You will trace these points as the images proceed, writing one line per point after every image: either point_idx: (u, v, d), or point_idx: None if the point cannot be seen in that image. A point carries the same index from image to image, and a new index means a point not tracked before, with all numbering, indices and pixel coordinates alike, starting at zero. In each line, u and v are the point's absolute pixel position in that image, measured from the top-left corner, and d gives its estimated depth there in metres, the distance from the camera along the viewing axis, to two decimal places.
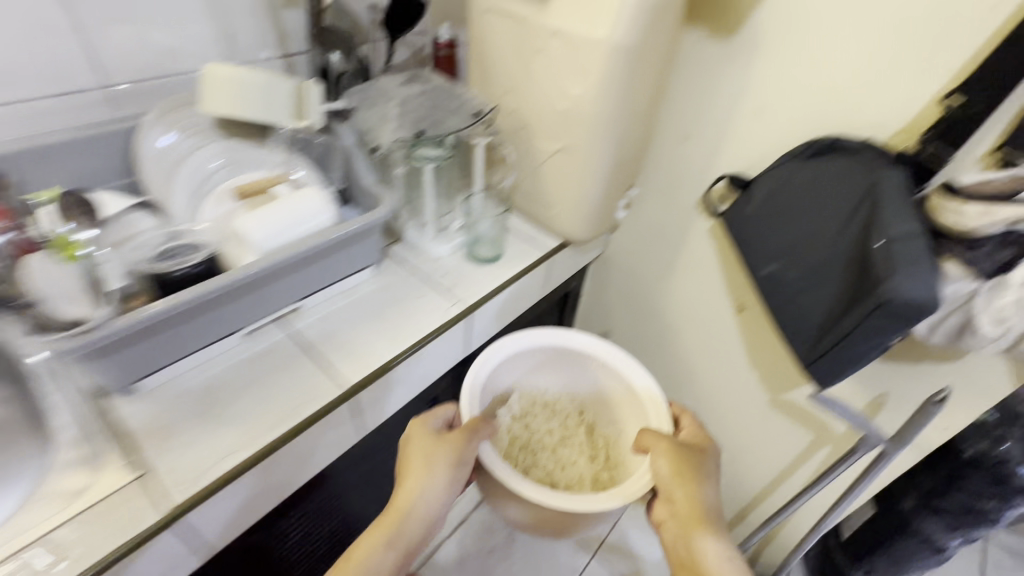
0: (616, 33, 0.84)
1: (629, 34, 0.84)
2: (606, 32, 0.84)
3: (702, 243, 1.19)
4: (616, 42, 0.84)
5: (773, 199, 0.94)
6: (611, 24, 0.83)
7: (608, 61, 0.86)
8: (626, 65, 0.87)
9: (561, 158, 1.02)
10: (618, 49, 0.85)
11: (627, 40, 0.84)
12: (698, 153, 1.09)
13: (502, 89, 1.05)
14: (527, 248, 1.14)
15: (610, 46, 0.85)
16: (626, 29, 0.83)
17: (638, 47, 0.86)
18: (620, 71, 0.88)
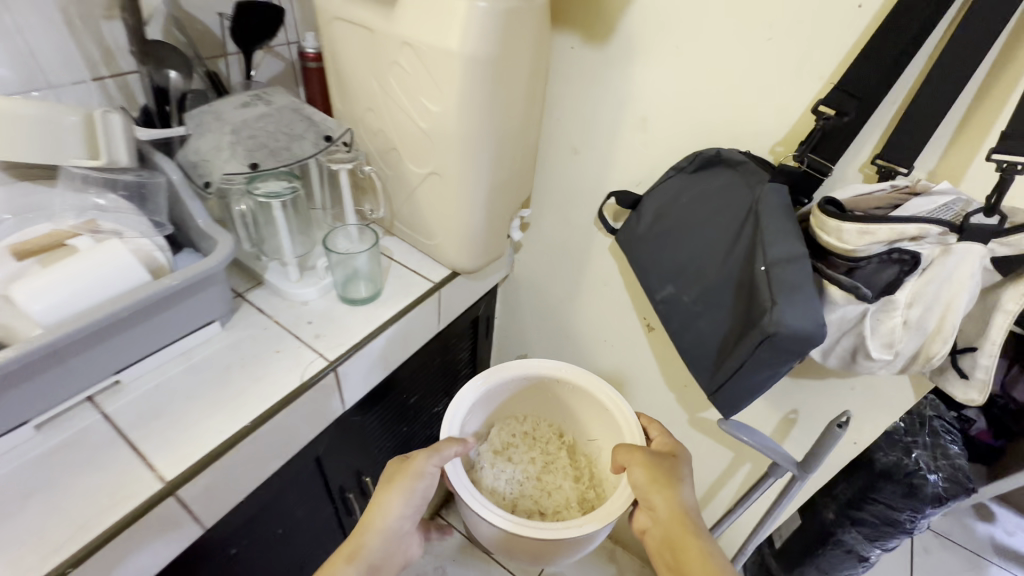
0: (468, 43, 0.73)
1: (483, 44, 0.73)
2: (457, 43, 0.73)
3: (606, 262, 1.11)
4: (470, 54, 0.74)
5: (663, 218, 0.87)
6: (462, 34, 0.72)
7: (465, 76, 0.76)
8: (486, 79, 0.77)
9: (434, 183, 0.91)
10: (473, 62, 0.74)
11: (482, 52, 0.74)
12: (589, 168, 1.01)
13: (365, 108, 0.93)
14: (413, 281, 1.02)
15: (464, 59, 0.74)
16: (480, 39, 0.73)
17: (498, 59, 0.76)
18: (481, 86, 0.77)
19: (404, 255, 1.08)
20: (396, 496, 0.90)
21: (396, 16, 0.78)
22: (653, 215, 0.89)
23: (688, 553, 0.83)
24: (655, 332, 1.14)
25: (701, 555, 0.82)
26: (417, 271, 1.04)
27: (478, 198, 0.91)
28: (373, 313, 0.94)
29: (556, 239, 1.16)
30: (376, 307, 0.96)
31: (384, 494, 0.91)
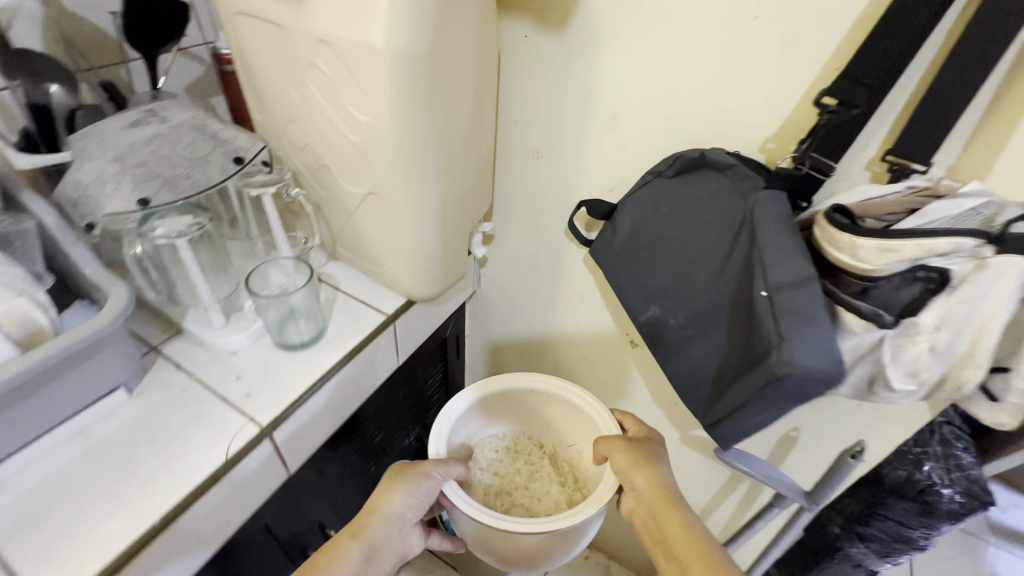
0: (394, 37, 0.59)
1: (414, 37, 0.59)
2: (382, 38, 0.59)
3: (581, 275, 1.00)
4: (400, 50, 0.60)
5: (643, 231, 0.75)
6: (385, 26, 0.58)
7: (396, 78, 0.62)
8: (422, 79, 0.63)
9: (375, 204, 0.77)
10: (404, 60, 0.61)
11: (414, 47, 0.60)
12: (556, 174, 0.89)
13: (287, 120, 0.78)
14: (363, 313, 0.89)
15: (392, 57, 0.60)
16: (410, 31, 0.59)
17: (435, 54, 0.62)
18: (417, 89, 0.64)
19: (352, 283, 0.94)
20: (401, 496, 0.88)
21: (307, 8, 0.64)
22: (631, 226, 0.77)
23: (670, 526, 0.82)
24: (640, 348, 1.03)
25: (682, 527, 0.81)
26: (367, 302, 0.91)
27: (428, 218, 0.78)
28: (316, 359, 0.81)
29: (525, 252, 1.04)
30: (320, 351, 0.82)
31: (388, 492, 0.88)
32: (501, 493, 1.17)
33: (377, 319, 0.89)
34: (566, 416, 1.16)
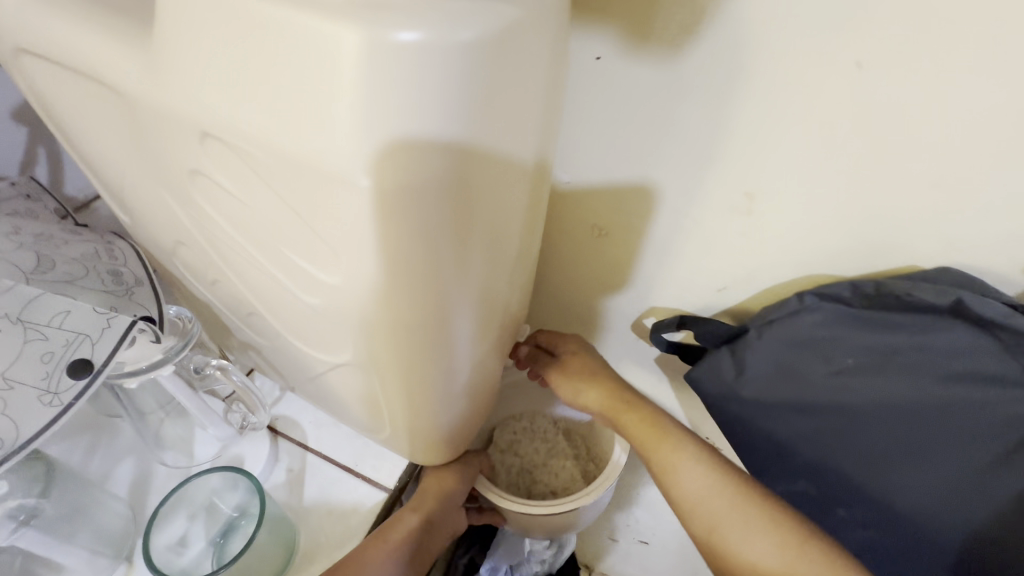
0: (405, 154, 0.27)
1: (443, 152, 0.27)
2: (372, 162, 0.27)
3: (647, 375, 0.71)
4: (411, 182, 0.27)
5: (805, 389, 0.48)
6: (380, 135, 0.26)
7: (404, 230, 0.29)
8: (455, 227, 0.30)
9: (360, 379, 0.45)
10: (423, 200, 0.28)
11: (442, 172, 0.28)
12: (626, 261, 0.57)
13: (173, 239, 0.43)
14: (348, 492, 0.59)
15: (398, 194, 0.28)
16: (431, 142, 0.27)
17: (481, 176, 0.30)
18: (446, 245, 0.31)
19: (322, 434, 0.62)
20: (460, 479, 0.60)
21: (176, 72, 0.29)
22: (776, 375, 0.49)
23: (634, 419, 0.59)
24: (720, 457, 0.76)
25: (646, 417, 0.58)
26: (349, 469, 0.60)
27: (453, 395, 0.47)
28: None
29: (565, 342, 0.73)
30: None
31: (441, 472, 0.60)
32: (516, 473, 0.81)
33: (369, 502, 0.58)
34: None
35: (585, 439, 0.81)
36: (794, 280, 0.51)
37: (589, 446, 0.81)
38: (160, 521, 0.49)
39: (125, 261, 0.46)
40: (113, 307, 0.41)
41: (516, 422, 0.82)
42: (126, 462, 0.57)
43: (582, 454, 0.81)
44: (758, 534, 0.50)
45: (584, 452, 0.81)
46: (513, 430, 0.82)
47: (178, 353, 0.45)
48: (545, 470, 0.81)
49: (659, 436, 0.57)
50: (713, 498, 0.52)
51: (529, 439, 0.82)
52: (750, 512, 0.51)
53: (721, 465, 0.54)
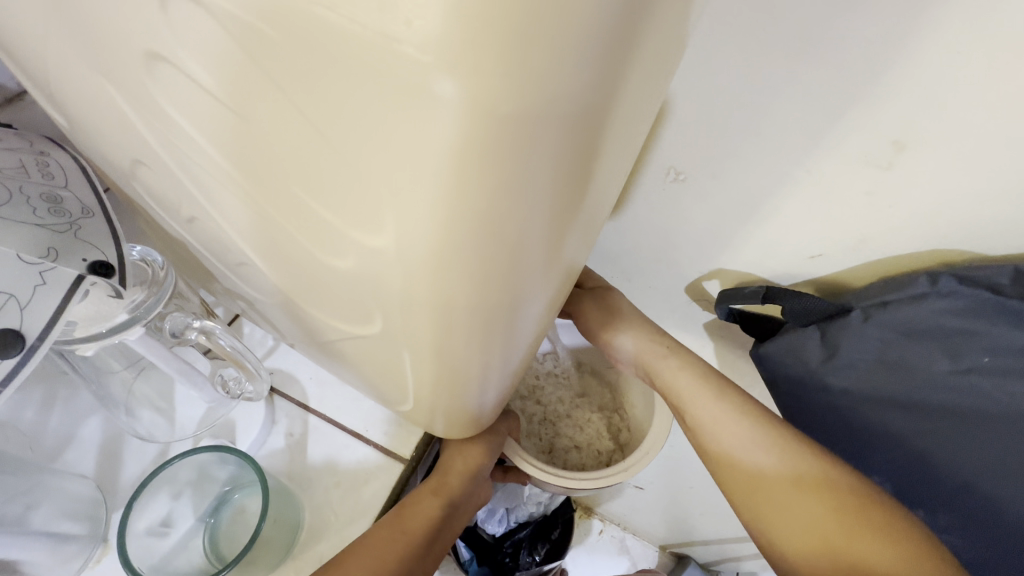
0: (534, 60, 0.15)
1: (591, 61, 0.16)
2: (475, 68, 0.15)
3: (690, 339, 0.63)
4: (529, 107, 0.17)
5: (913, 381, 0.41)
6: (503, 19, 0.14)
7: (498, 182, 0.19)
8: (571, 178, 0.21)
9: (386, 355, 0.36)
10: (540, 138, 0.18)
11: (579, 96, 0.17)
12: (701, 213, 0.47)
13: (127, 157, 0.31)
14: (358, 460, 0.52)
15: (507, 127, 0.17)
16: (576, 43, 0.15)
17: (621, 105, 0.19)
18: (549, 204, 0.21)
19: (325, 393, 0.54)
20: (489, 452, 0.53)
21: None
22: (880, 367, 0.42)
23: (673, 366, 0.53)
24: None
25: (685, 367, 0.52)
26: (358, 436, 0.52)
27: (498, 378, 0.39)
28: None
29: None
30: (294, 567, 0.48)
31: (468, 445, 0.52)
32: (538, 421, 0.76)
33: (382, 473, 0.51)
34: None
35: (612, 387, 0.76)
36: (916, 254, 0.42)
37: (616, 396, 0.76)
38: (141, 505, 0.43)
39: (66, 181, 0.34)
40: (53, 252, 0.29)
41: (540, 365, 0.74)
42: (92, 421, 0.53)
43: (609, 404, 0.76)
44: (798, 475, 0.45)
45: (610, 402, 0.76)
46: (537, 376, 0.75)
47: (148, 311, 0.35)
48: (568, 422, 0.76)
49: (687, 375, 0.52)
50: (751, 444, 0.47)
51: (553, 384, 0.76)
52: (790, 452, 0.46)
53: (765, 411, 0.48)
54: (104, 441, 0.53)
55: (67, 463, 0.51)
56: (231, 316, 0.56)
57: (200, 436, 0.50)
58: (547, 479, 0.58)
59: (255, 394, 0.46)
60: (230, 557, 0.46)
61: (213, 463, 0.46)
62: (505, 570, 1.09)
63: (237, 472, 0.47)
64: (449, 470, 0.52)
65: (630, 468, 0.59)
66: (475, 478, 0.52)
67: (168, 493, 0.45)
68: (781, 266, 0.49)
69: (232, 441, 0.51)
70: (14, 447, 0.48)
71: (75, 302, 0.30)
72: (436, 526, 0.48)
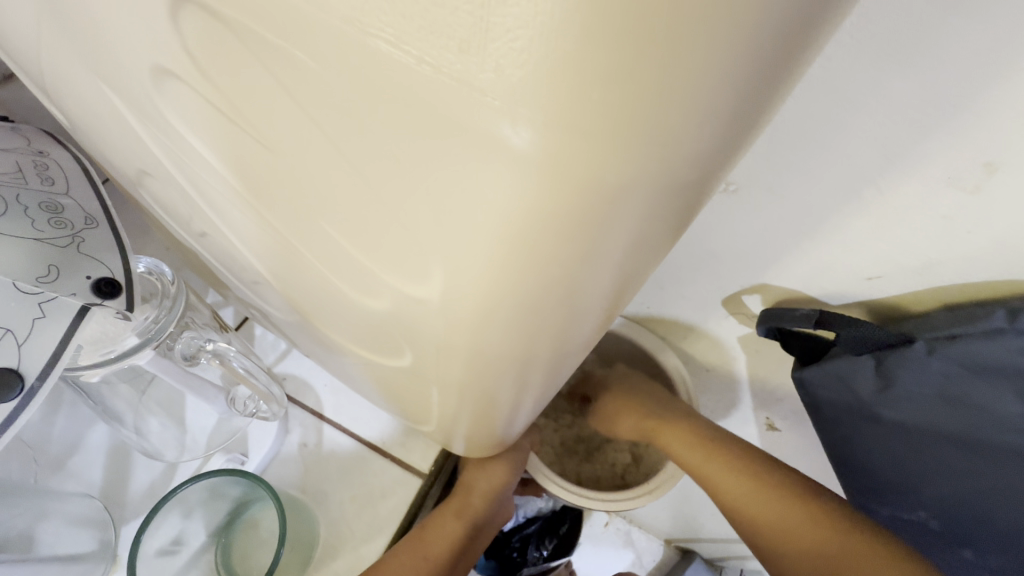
0: (655, 125, 0.12)
1: (720, 125, 0.13)
2: (576, 125, 0.12)
3: (721, 351, 0.60)
4: (637, 175, 0.13)
5: (974, 418, 0.38)
6: (628, 72, 0.11)
7: (577, 247, 0.16)
8: (657, 241, 0.18)
9: (413, 385, 0.33)
10: (638, 205, 0.15)
11: (696, 163, 0.14)
12: (748, 228, 0.44)
13: (132, 166, 0.27)
14: (373, 474, 0.50)
15: (603, 194, 0.14)
16: (712, 104, 0.12)
17: (731, 163, 0.16)
18: (627, 266, 0.18)
19: (340, 402, 0.52)
20: (512, 471, 0.53)
21: None
22: (940, 402, 0.39)
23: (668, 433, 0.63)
24: (774, 437, 0.68)
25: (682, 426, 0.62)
26: (375, 448, 0.50)
27: (529, 409, 0.36)
28: None
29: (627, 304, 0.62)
30: None
31: (492, 467, 0.52)
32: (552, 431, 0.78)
33: (400, 488, 0.49)
34: (644, 352, 0.65)
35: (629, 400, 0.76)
36: (987, 283, 0.39)
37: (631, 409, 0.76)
38: (152, 529, 0.41)
39: (66, 186, 0.31)
40: (54, 271, 0.27)
41: None
42: (98, 427, 0.51)
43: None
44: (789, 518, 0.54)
45: None
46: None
47: (159, 333, 0.33)
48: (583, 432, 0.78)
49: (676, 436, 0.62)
50: (744, 483, 0.57)
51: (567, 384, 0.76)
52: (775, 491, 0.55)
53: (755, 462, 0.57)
54: (112, 446, 0.51)
55: (73, 471, 0.50)
56: (241, 318, 0.54)
57: (212, 452, 0.47)
58: (572, 500, 0.62)
59: (270, 414, 0.44)
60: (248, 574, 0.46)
61: (229, 482, 0.44)
62: (511, 564, 1.09)
63: (251, 491, 0.45)
64: (470, 489, 0.53)
65: (652, 491, 0.63)
66: (499, 497, 0.53)
67: (183, 511, 0.43)
68: (832, 285, 0.45)
69: (244, 455, 0.48)
70: (18, 457, 0.47)
71: (85, 325, 0.28)
72: (458, 548, 0.49)
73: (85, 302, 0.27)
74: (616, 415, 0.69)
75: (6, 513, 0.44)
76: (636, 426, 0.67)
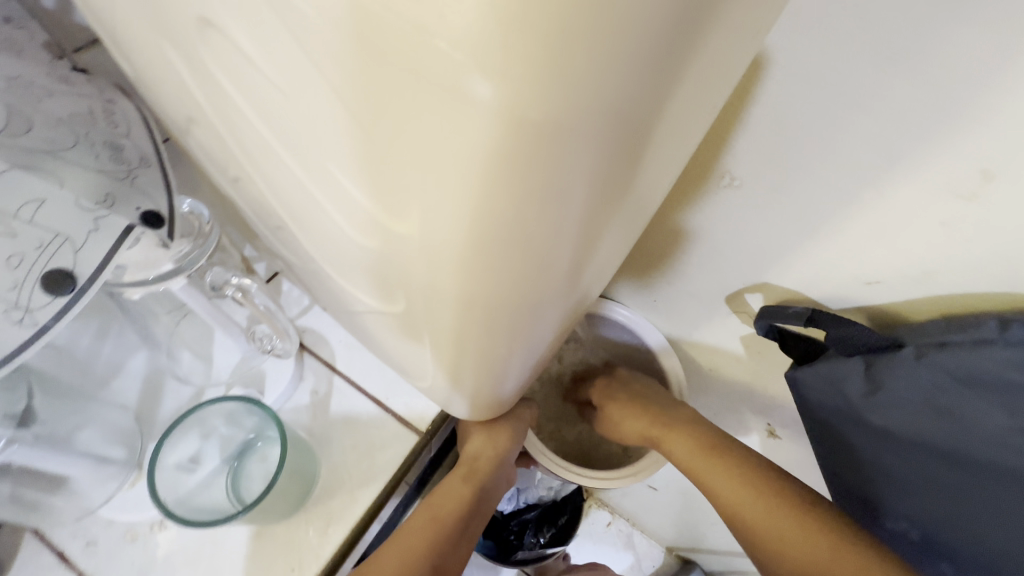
0: (577, 67, 0.15)
1: (638, 68, 0.15)
2: (517, 76, 0.15)
3: (723, 351, 0.61)
4: (569, 114, 0.16)
5: (959, 429, 0.38)
6: (548, 22, 0.14)
7: (532, 193, 0.19)
8: (609, 185, 0.20)
9: (409, 334, 0.36)
10: (580, 143, 0.17)
11: (621, 102, 0.16)
12: (750, 224, 0.45)
13: (183, 114, 0.32)
14: (374, 428, 0.53)
15: (545, 132, 0.16)
16: (622, 60, 0.15)
17: (667, 114, 0.18)
18: (583, 214, 0.21)
19: (351, 357, 0.56)
20: (512, 440, 0.58)
21: None
22: (927, 411, 0.39)
23: (676, 444, 0.60)
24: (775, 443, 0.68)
25: (690, 439, 0.59)
26: (379, 403, 0.54)
27: (519, 369, 0.39)
28: (302, 535, 0.50)
29: (636, 295, 0.63)
30: (306, 520, 0.50)
31: (491, 435, 0.57)
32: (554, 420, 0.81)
33: (397, 443, 0.53)
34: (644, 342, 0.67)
35: None
36: (990, 297, 0.38)
37: None
38: (172, 443, 0.47)
39: (129, 130, 0.36)
40: (111, 199, 0.31)
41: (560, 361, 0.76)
42: (138, 355, 0.56)
43: None
44: (787, 523, 0.50)
45: None
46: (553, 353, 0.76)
47: (191, 263, 0.37)
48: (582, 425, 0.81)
49: (684, 442, 0.59)
50: (733, 483, 0.54)
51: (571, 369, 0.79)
52: (770, 499, 0.52)
53: (742, 459, 0.55)
54: (148, 375, 0.56)
55: (113, 391, 0.55)
56: (272, 273, 0.59)
57: (232, 384, 0.52)
58: (573, 479, 0.64)
59: (283, 351, 0.48)
60: (248, 500, 0.49)
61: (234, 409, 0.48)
62: (508, 546, 1.11)
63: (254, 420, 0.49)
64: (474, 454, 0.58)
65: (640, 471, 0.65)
66: (502, 466, 0.58)
67: (200, 432, 0.49)
68: (834, 288, 0.45)
69: (261, 392, 0.52)
70: None
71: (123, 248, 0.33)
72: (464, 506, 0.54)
73: (131, 225, 0.32)
74: (620, 420, 0.68)
75: (56, 413, 0.50)
76: (637, 431, 0.65)
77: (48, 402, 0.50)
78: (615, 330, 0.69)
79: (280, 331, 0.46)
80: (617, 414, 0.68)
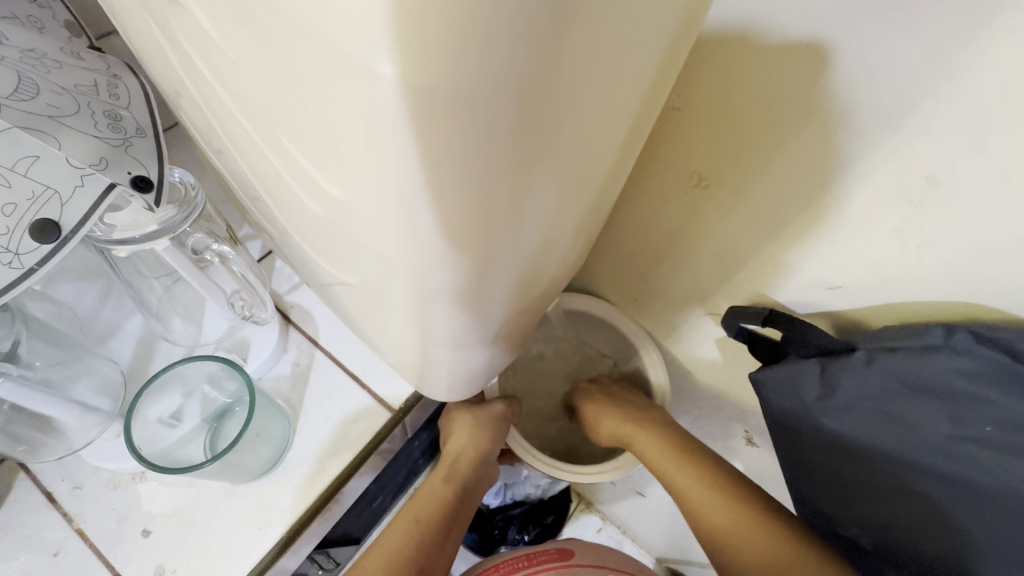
0: (458, 39, 0.16)
1: (519, 41, 0.17)
2: (406, 46, 0.16)
3: (698, 352, 0.62)
4: (459, 83, 0.18)
5: (910, 435, 0.41)
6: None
7: (443, 160, 0.21)
8: (517, 152, 0.21)
9: (370, 306, 0.38)
10: (476, 109, 0.19)
11: (509, 71, 0.18)
12: (717, 225, 0.46)
13: (173, 89, 0.35)
14: (350, 402, 0.56)
15: (439, 99, 0.18)
16: (501, 34, 0.17)
17: (563, 85, 0.20)
18: (496, 179, 0.22)
19: (334, 334, 0.58)
20: (491, 442, 0.64)
21: None
22: (878, 417, 0.42)
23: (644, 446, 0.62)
24: (751, 450, 0.68)
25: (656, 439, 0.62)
26: (356, 379, 0.56)
27: (476, 347, 0.40)
28: (272, 496, 0.53)
29: (615, 293, 0.64)
30: (278, 484, 0.53)
31: (472, 436, 0.63)
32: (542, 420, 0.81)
33: (370, 418, 0.55)
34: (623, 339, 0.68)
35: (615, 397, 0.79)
36: (943, 305, 0.39)
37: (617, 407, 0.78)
38: (153, 395, 0.50)
39: (129, 102, 0.39)
40: (104, 162, 0.33)
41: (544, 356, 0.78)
42: (135, 317, 0.61)
43: None
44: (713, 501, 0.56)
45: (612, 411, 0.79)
46: (533, 347, 0.77)
47: (176, 226, 0.40)
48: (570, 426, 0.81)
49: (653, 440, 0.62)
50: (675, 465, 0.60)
51: (552, 365, 0.80)
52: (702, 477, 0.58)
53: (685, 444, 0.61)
54: (143, 337, 0.61)
55: (109, 349, 0.59)
56: (266, 251, 0.62)
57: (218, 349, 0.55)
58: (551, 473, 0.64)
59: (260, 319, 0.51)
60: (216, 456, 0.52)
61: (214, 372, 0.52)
62: (492, 540, 1.13)
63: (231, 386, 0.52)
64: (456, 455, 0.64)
65: (621, 467, 0.66)
66: (483, 467, 0.64)
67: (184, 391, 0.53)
68: (797, 292, 0.46)
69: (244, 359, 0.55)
70: (67, 325, 0.57)
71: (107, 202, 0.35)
72: (447, 505, 0.60)
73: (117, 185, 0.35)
74: (598, 422, 0.69)
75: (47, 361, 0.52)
76: (614, 431, 0.66)
77: (40, 347, 0.52)
78: (596, 327, 0.71)
79: (259, 300, 0.50)
80: (596, 413, 0.69)
